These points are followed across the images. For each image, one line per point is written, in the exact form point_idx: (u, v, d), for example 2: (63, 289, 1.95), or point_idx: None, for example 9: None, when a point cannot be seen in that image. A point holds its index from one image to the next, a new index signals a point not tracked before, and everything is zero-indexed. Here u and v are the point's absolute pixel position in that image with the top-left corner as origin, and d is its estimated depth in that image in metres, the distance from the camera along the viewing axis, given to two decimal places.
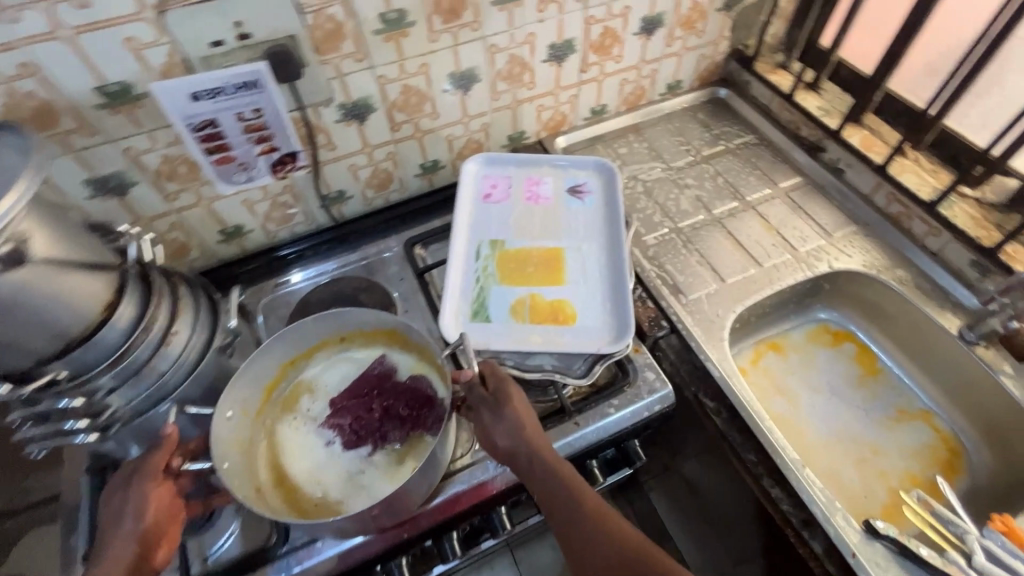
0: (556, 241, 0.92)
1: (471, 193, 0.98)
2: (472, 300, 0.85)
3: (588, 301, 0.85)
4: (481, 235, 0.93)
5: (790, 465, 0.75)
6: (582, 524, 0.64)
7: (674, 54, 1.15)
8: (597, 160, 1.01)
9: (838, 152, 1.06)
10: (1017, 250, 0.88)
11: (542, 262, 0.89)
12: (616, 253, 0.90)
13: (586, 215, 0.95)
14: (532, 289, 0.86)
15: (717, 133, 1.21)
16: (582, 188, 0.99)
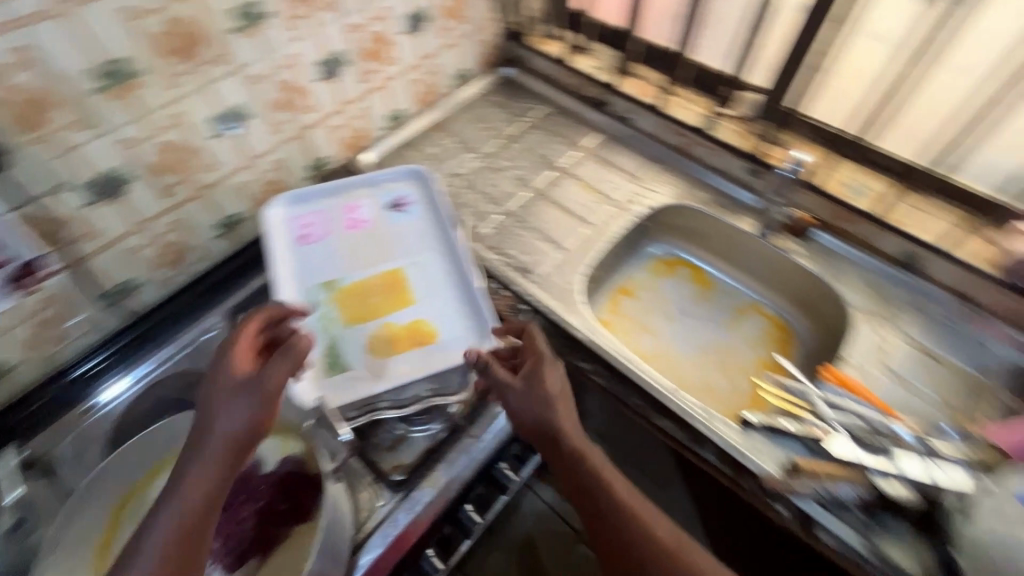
0: (393, 262, 0.87)
1: (284, 239, 0.88)
2: (323, 353, 0.77)
3: (444, 311, 0.82)
4: (310, 281, 0.84)
5: (667, 392, 0.81)
6: (603, 511, 0.61)
7: (449, 45, 1.14)
8: (409, 169, 0.97)
9: (621, 103, 1.17)
10: (774, 149, 1.04)
11: (386, 288, 0.84)
12: (456, 255, 0.87)
13: (416, 227, 0.92)
14: (384, 319, 0.80)
15: (515, 111, 1.25)
16: (402, 201, 0.95)
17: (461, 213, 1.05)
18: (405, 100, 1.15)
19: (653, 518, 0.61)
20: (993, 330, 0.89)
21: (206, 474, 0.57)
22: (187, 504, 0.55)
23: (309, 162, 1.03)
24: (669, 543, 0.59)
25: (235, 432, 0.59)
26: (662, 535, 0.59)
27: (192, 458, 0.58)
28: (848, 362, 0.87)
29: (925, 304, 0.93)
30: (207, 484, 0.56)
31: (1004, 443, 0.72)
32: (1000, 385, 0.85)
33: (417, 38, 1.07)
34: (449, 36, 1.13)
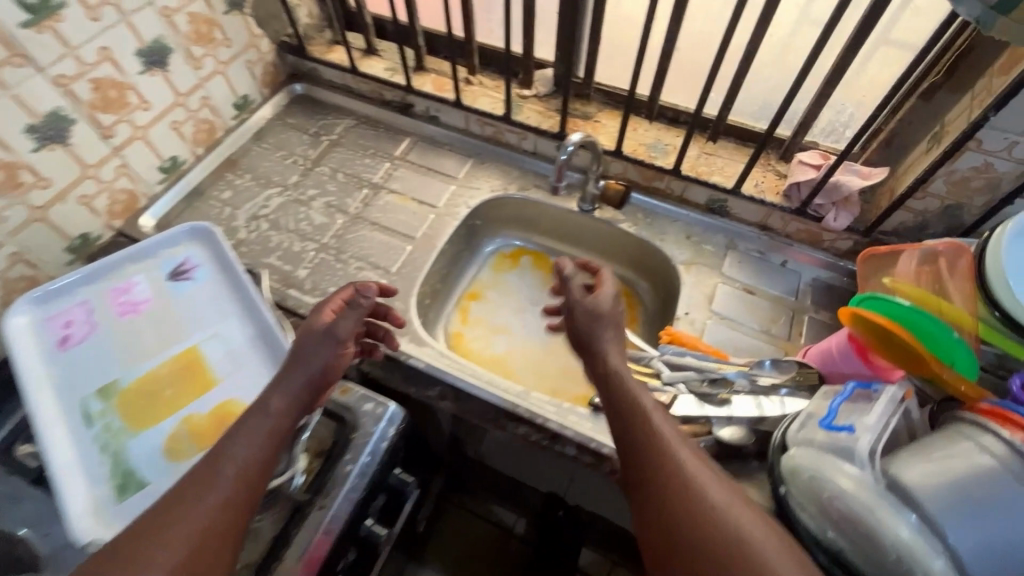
0: (183, 341, 0.75)
1: (35, 349, 0.72)
2: (109, 475, 0.64)
3: (254, 384, 0.72)
4: (78, 391, 0.69)
5: (514, 400, 0.79)
6: (630, 442, 0.55)
7: (212, 74, 1.02)
8: (186, 227, 0.84)
9: (423, 102, 1.11)
10: (577, 122, 1.04)
11: (179, 374, 0.72)
12: (258, 315, 0.77)
13: (206, 294, 0.80)
14: (180, 413, 0.69)
15: (315, 130, 1.14)
16: (185, 266, 0.82)
17: (270, 259, 0.94)
18: (177, 145, 1.00)
19: (717, 485, 0.50)
20: (794, 253, 0.96)
21: (259, 435, 0.57)
22: (219, 501, 0.51)
23: (65, 244, 0.87)
24: (722, 512, 0.48)
25: (333, 368, 0.67)
26: (710, 508, 0.48)
27: (247, 418, 0.59)
28: (681, 317, 0.90)
29: (737, 243, 0.98)
30: (271, 432, 0.58)
31: (815, 362, 0.78)
32: (810, 303, 0.92)
33: (164, 75, 0.93)
34: (208, 64, 1.00)
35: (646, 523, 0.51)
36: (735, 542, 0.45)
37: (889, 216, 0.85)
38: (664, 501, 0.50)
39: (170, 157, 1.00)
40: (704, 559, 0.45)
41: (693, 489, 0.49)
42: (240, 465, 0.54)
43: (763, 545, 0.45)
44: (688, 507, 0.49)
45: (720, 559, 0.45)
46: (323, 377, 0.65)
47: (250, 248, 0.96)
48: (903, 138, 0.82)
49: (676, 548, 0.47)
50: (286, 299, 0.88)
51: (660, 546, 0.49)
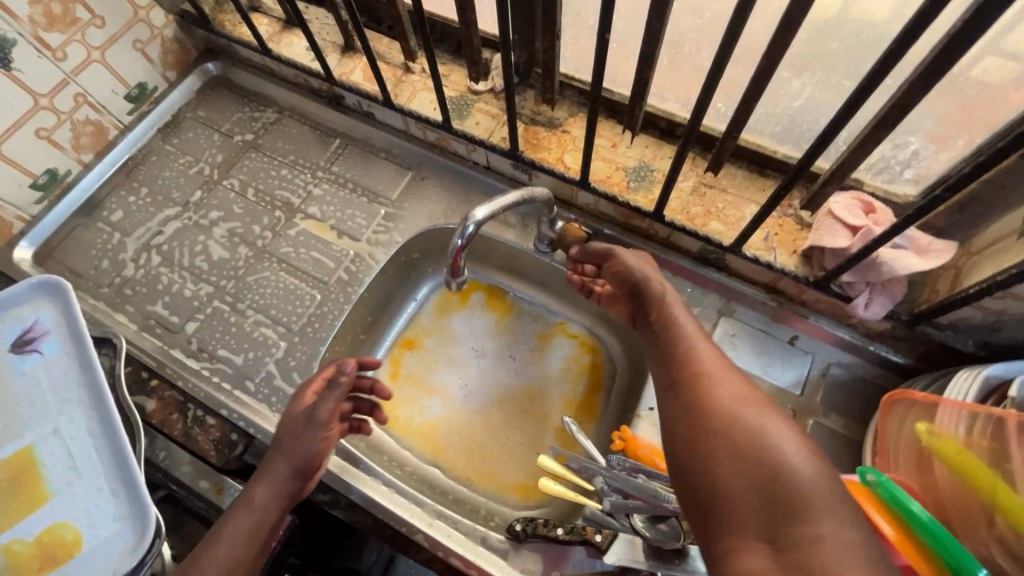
0: (18, 438, 0.63)
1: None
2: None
3: (90, 502, 0.60)
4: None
5: (405, 515, 0.65)
6: (683, 401, 0.53)
7: (87, 64, 0.82)
8: (35, 282, 0.70)
9: (353, 95, 0.88)
10: (539, 133, 0.80)
11: (5, 486, 0.60)
12: (106, 407, 0.64)
13: (52, 372, 0.66)
14: (0, 539, 0.58)
15: (229, 127, 0.94)
16: (32, 333, 0.68)
17: (156, 307, 0.79)
18: (52, 156, 0.83)
19: (752, 411, 0.49)
20: (809, 328, 0.73)
21: (242, 540, 0.55)
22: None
23: None
24: (767, 432, 0.47)
25: (320, 454, 0.61)
26: (755, 418, 0.48)
27: (233, 513, 0.57)
28: (644, 413, 0.72)
29: (733, 308, 0.76)
30: (253, 530, 0.56)
31: None
32: (818, 401, 0.71)
33: (10, 75, 0.74)
34: (75, 53, 0.80)
35: (684, 492, 0.49)
36: (771, 453, 0.45)
37: (944, 311, 0.60)
38: (702, 451, 0.48)
39: (46, 172, 0.83)
40: (749, 506, 0.44)
41: (724, 431, 0.48)
42: (222, 567, 0.53)
43: (800, 467, 0.44)
44: (742, 459, 0.46)
45: (757, 434, 0.47)
46: (311, 464, 0.60)
47: (136, 290, 0.81)
48: (985, 204, 0.56)
49: (720, 502, 0.46)
50: (163, 366, 0.74)
51: (706, 512, 0.47)
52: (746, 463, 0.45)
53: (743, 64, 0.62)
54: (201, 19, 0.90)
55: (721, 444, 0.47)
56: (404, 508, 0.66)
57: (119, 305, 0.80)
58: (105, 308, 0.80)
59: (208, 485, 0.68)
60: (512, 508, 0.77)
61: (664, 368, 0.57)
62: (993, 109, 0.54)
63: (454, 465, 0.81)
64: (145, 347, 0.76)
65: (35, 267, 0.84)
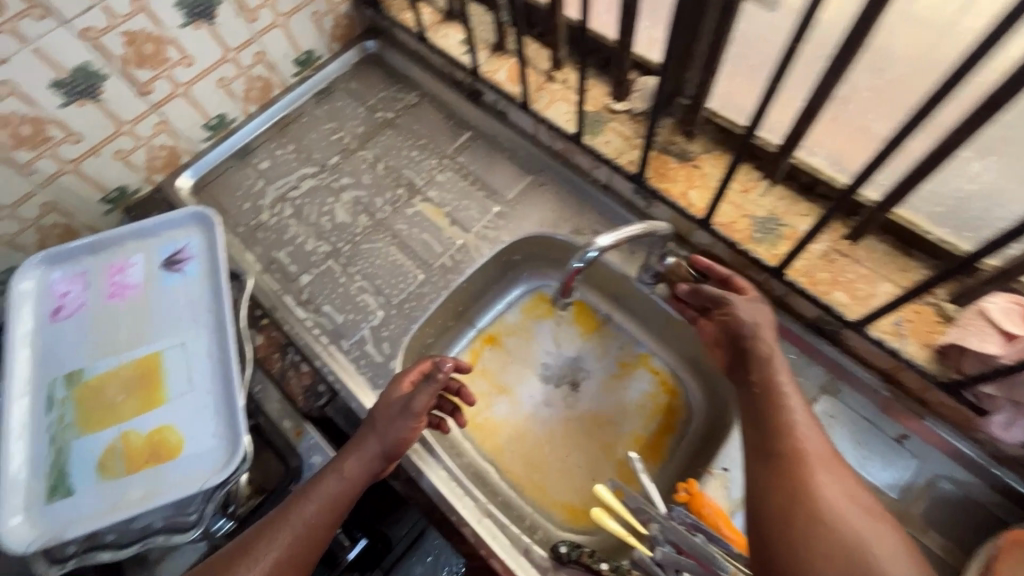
0: (152, 343, 0.72)
1: (30, 315, 0.74)
2: (46, 476, 0.65)
3: (196, 415, 0.68)
4: (49, 371, 0.70)
5: (459, 506, 0.67)
6: (785, 478, 0.52)
7: (270, 28, 0.91)
8: (194, 211, 0.79)
9: (492, 93, 0.90)
10: (669, 163, 0.78)
11: (136, 381, 0.70)
12: (226, 335, 0.71)
13: (190, 293, 0.75)
14: (122, 426, 0.67)
15: (373, 103, 1.01)
16: (181, 254, 0.78)
17: (280, 254, 0.87)
18: (225, 103, 0.94)
19: (859, 516, 0.49)
20: (923, 431, 0.66)
21: (326, 501, 0.60)
22: (297, 533, 0.58)
23: (100, 195, 0.88)
24: (868, 541, 0.47)
25: (405, 442, 0.64)
26: (861, 526, 0.48)
27: (323, 475, 0.62)
28: (717, 471, 0.68)
29: (838, 387, 0.70)
30: (337, 498, 0.60)
31: None
32: (916, 513, 0.64)
33: (211, 28, 0.84)
34: (264, 17, 0.89)
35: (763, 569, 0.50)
36: (872, 562, 0.46)
37: None
38: (794, 537, 0.49)
39: (217, 116, 0.94)
40: None
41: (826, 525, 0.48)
42: (308, 524, 0.58)
43: None
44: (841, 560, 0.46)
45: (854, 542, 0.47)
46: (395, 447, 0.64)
47: (266, 234, 0.89)
48: None
49: None
50: (275, 309, 0.81)
51: None
52: (842, 562, 0.46)
53: (919, 136, 0.57)
54: None
55: (822, 537, 0.48)
56: (459, 498, 0.68)
57: (250, 245, 0.89)
58: (238, 245, 0.89)
59: (289, 425, 0.74)
60: (558, 526, 0.77)
61: (763, 437, 0.57)
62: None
63: (509, 468, 0.82)
64: (263, 288, 0.83)
65: (190, 197, 0.95)
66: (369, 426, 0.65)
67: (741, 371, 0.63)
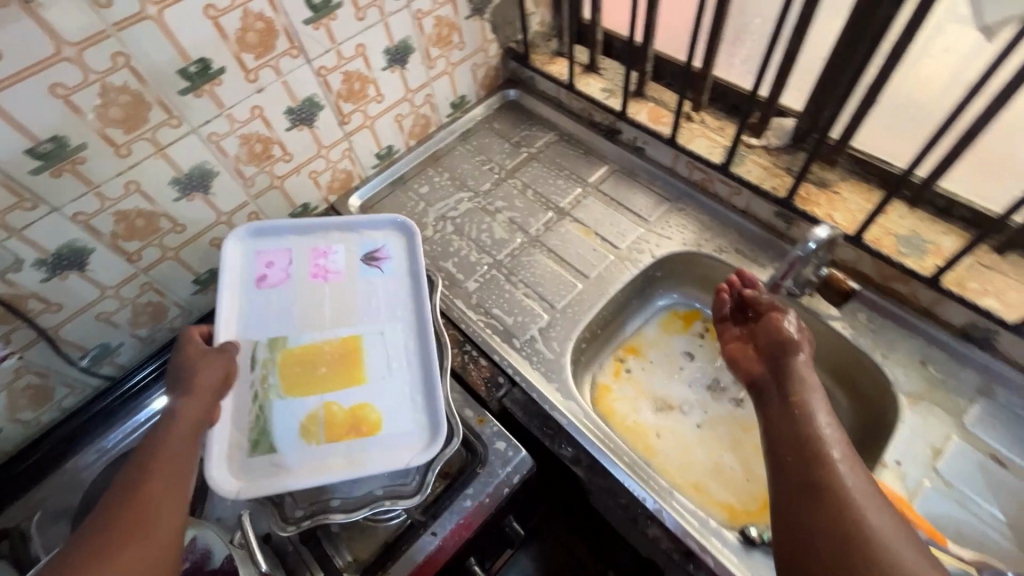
0: (351, 326, 0.81)
1: (240, 281, 0.83)
2: (255, 428, 0.70)
3: (394, 397, 0.74)
4: (256, 333, 0.78)
5: (647, 488, 0.71)
6: (823, 506, 0.52)
7: (441, 75, 1.06)
8: (395, 222, 0.91)
9: (633, 131, 1.03)
10: (811, 189, 0.88)
11: (340, 357, 0.77)
12: (426, 328, 0.80)
13: (388, 286, 0.85)
14: (326, 396, 0.74)
15: (517, 141, 1.15)
16: (379, 252, 0.88)
17: (447, 264, 0.97)
18: (395, 136, 1.08)
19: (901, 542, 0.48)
20: None
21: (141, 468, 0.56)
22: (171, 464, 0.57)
23: (290, 210, 0.99)
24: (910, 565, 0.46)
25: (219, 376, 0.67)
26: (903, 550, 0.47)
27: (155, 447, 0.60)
28: (890, 463, 0.72)
29: (993, 389, 0.76)
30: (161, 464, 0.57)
31: None
32: None
33: (402, 72, 0.99)
34: (439, 64, 1.04)
35: None
36: None
37: None
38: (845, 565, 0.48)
39: (387, 146, 1.08)
40: None
41: (852, 515, 0.50)
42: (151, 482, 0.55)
43: None
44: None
45: (870, 524, 0.49)
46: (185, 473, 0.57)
47: (432, 248, 1.00)
48: None
49: None
50: (451, 310, 0.90)
51: None
52: None
53: None
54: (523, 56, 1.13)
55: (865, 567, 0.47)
56: (644, 481, 0.72)
57: None
58: None
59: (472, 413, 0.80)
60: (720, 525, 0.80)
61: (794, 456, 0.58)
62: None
63: (665, 468, 0.85)
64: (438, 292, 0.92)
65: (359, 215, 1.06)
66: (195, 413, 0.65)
67: (776, 396, 0.66)
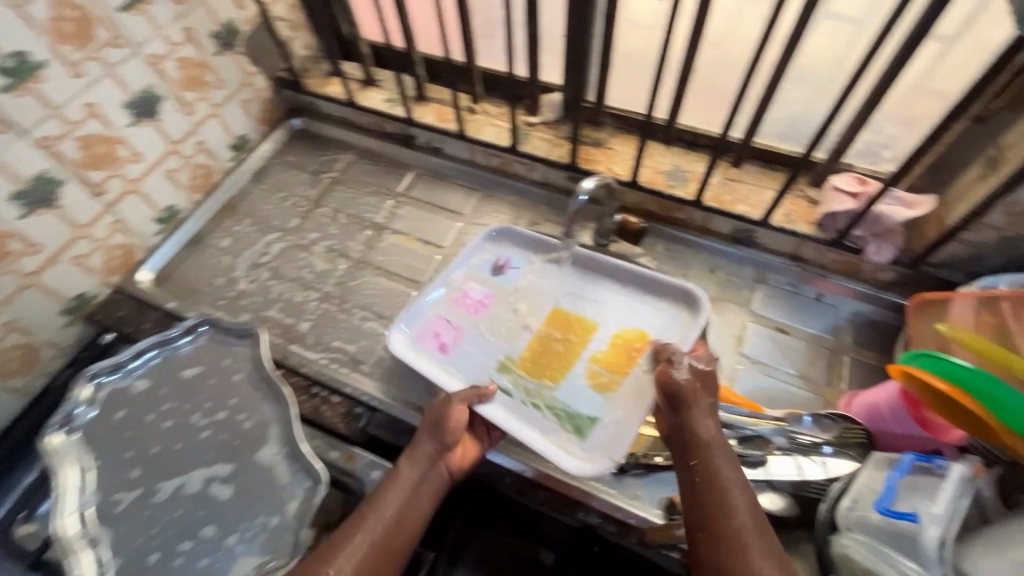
0: (546, 304, 0.85)
1: (426, 360, 0.79)
2: (556, 422, 0.73)
3: (629, 304, 0.83)
4: (468, 379, 0.78)
5: (524, 459, 0.73)
6: None
7: (207, 118, 0.98)
8: (484, 237, 0.91)
9: (426, 134, 1.06)
10: (589, 150, 0.98)
11: (568, 328, 0.82)
12: (601, 266, 0.87)
13: (540, 275, 0.88)
14: (584, 357, 0.78)
15: (315, 168, 1.10)
16: (502, 263, 0.89)
17: (271, 312, 0.90)
18: (173, 195, 0.97)
19: None
20: (830, 285, 0.88)
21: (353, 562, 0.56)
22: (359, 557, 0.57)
23: (61, 306, 0.85)
24: None
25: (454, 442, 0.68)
26: None
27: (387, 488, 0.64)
28: None
29: (766, 275, 0.91)
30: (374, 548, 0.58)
31: (861, 418, 0.71)
32: (849, 341, 0.85)
33: (156, 124, 0.89)
34: (201, 109, 0.96)
35: None
36: None
37: (937, 248, 0.77)
38: None
39: (167, 208, 0.97)
40: None
41: None
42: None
43: None
44: None
45: None
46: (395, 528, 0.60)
47: (251, 300, 0.92)
48: (951, 164, 0.75)
49: None
50: (288, 358, 0.84)
51: None
52: None
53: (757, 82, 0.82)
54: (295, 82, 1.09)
55: None
56: (519, 453, 0.74)
57: (237, 313, 0.90)
58: (224, 317, 0.90)
59: (338, 453, 0.76)
60: None
61: (699, 532, 0.55)
62: (941, 97, 0.76)
63: None
64: (269, 344, 0.85)
65: (154, 288, 0.94)
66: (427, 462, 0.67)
67: (683, 457, 0.61)
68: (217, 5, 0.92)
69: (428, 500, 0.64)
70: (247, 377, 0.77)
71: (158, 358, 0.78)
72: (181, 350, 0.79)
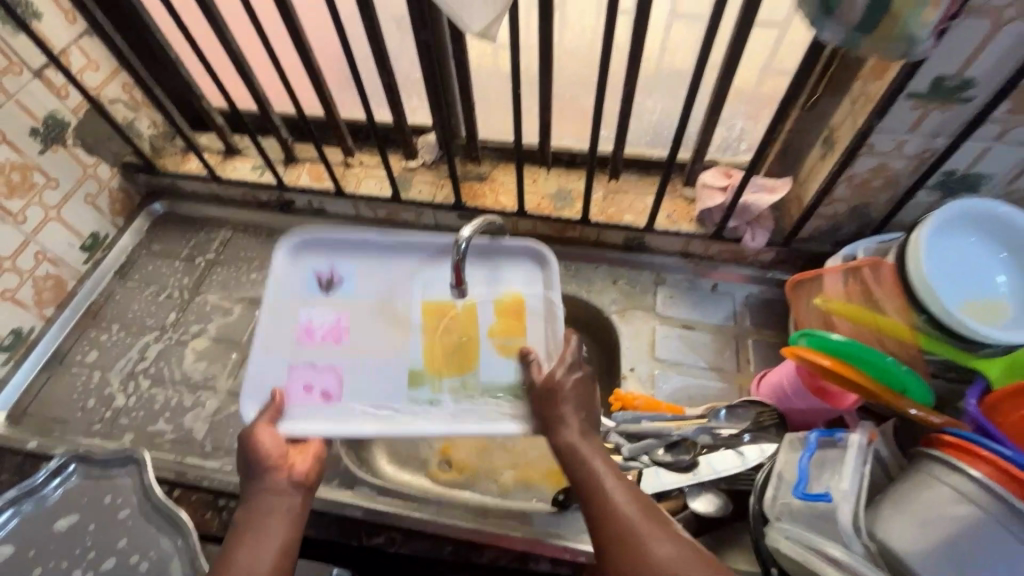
0: (412, 297, 0.69)
1: (323, 420, 0.63)
2: (497, 404, 0.64)
3: (484, 272, 0.71)
4: (383, 407, 0.64)
5: (461, 523, 0.70)
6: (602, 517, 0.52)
7: (44, 225, 0.87)
8: (284, 256, 0.70)
9: (304, 196, 1.00)
10: (473, 185, 0.97)
11: (448, 321, 0.68)
12: (440, 246, 0.71)
13: (377, 274, 0.71)
14: (480, 335, 0.67)
15: (188, 253, 1.01)
16: (327, 278, 0.70)
17: (158, 425, 0.81)
18: (16, 316, 0.85)
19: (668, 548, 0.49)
20: (722, 274, 0.92)
21: None
22: None
23: None
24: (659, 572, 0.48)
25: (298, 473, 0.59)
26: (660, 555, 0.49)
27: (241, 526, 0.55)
28: (627, 373, 0.85)
29: (664, 276, 0.94)
30: None
31: (770, 399, 0.74)
32: (750, 324, 0.89)
33: None
34: (34, 215, 0.85)
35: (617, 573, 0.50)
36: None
37: (803, 226, 0.82)
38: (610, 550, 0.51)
39: (11, 333, 0.85)
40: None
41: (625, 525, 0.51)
42: None
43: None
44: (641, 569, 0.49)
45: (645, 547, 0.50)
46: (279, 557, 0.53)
47: (132, 416, 0.82)
48: (797, 149, 0.82)
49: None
50: (184, 473, 0.74)
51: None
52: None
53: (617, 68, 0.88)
54: (146, 165, 1.00)
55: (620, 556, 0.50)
56: (454, 517, 0.71)
57: (118, 435, 0.80)
58: (102, 442, 0.80)
59: None
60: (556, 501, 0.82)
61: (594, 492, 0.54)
62: None
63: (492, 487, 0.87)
64: (161, 463, 0.76)
65: (10, 429, 0.81)
66: (273, 501, 0.56)
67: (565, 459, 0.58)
68: (30, 99, 0.82)
69: (292, 518, 0.56)
70: (137, 512, 0.67)
71: (20, 515, 0.67)
72: (49, 498, 0.68)
